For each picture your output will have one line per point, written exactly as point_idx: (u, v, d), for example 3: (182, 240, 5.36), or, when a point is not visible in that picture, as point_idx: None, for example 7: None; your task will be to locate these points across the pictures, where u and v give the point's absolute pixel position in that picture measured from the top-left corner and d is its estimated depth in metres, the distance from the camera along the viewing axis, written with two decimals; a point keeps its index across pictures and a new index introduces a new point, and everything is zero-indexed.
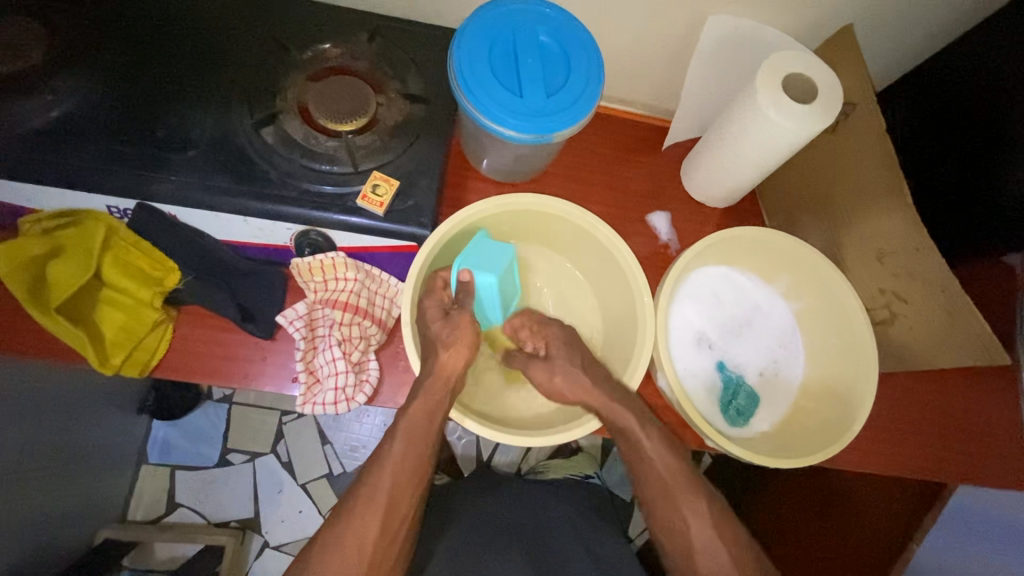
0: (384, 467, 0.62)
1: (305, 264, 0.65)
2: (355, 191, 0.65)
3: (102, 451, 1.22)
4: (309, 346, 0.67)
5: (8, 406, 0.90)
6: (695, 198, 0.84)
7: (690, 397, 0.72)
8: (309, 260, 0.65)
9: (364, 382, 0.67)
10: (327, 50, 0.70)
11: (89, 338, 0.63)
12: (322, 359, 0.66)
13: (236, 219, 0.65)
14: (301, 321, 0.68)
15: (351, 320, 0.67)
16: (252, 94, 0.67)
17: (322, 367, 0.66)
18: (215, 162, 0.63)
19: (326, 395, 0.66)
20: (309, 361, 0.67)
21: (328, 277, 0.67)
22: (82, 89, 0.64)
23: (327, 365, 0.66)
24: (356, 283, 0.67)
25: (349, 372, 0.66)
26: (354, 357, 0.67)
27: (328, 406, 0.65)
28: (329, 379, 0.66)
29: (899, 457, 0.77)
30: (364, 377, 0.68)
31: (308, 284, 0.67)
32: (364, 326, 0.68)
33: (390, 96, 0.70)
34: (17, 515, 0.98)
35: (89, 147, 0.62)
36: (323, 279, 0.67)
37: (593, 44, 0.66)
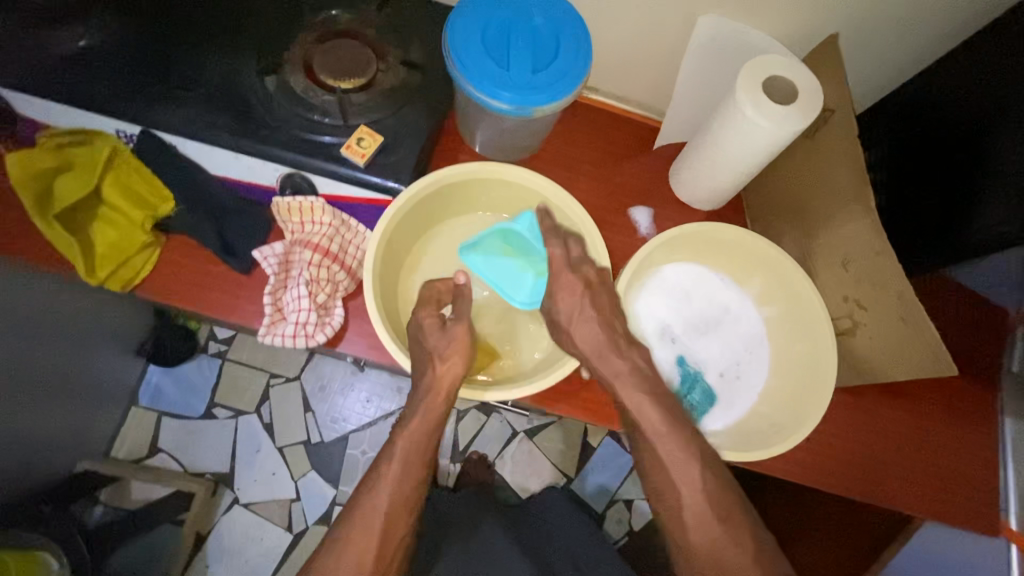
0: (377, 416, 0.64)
1: (285, 204, 0.69)
2: (341, 141, 0.68)
3: (95, 385, 1.28)
4: (279, 283, 0.70)
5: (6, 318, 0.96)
6: (679, 197, 0.85)
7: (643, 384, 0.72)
8: (288, 199, 0.69)
9: (326, 323, 0.70)
10: (336, 16, 0.75)
11: (81, 248, 0.68)
12: (290, 295, 0.69)
13: (230, 156, 0.69)
14: (276, 259, 0.70)
15: (324, 262, 0.70)
16: (261, 46, 0.72)
17: (288, 303, 0.69)
18: (218, 102, 0.68)
19: (288, 328, 0.69)
20: (276, 296, 0.70)
21: (305, 219, 0.70)
22: (110, 24, 0.70)
23: (293, 302, 0.69)
24: (331, 229, 0.71)
25: (312, 311, 0.68)
26: (319, 298, 0.69)
27: (288, 340, 0.68)
28: (293, 315, 0.69)
29: (849, 478, 0.77)
30: (327, 319, 0.70)
31: (287, 224, 0.71)
32: (334, 271, 0.71)
33: (389, 64, 0.74)
34: (2, 426, 1.04)
35: (109, 76, 0.68)
36: (300, 221, 0.70)
37: (583, 30, 0.69)
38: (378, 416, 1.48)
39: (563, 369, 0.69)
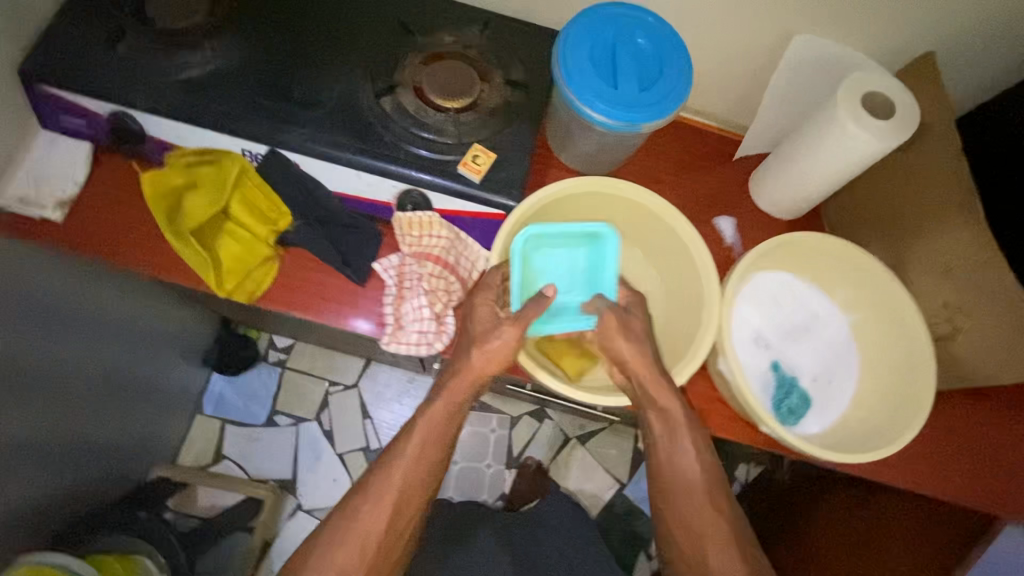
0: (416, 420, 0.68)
1: (406, 218, 0.74)
2: (457, 159, 0.72)
3: (165, 393, 1.31)
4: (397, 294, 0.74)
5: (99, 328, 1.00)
6: (761, 207, 0.88)
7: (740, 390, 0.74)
8: (409, 214, 0.74)
9: (444, 331, 0.73)
10: (442, 37, 0.78)
11: (210, 261, 0.71)
12: (408, 306, 0.73)
13: (350, 174, 0.73)
14: (394, 271, 0.75)
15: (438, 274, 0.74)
16: (374, 67, 0.75)
17: (406, 313, 0.73)
18: (339, 122, 0.72)
19: (411, 336, 0.73)
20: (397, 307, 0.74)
21: (421, 232, 0.74)
22: (233, 47, 0.73)
23: (411, 313, 0.73)
24: (447, 242, 0.75)
25: (427, 323, 0.72)
26: (438, 308, 0.73)
27: (412, 348, 0.72)
28: (413, 324, 0.73)
29: (936, 478, 0.80)
30: (445, 327, 0.73)
31: (404, 238, 0.74)
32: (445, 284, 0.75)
33: (492, 83, 0.77)
34: (88, 434, 1.07)
35: (235, 97, 0.71)
36: (418, 235, 0.74)
37: (685, 50, 0.72)
38: None
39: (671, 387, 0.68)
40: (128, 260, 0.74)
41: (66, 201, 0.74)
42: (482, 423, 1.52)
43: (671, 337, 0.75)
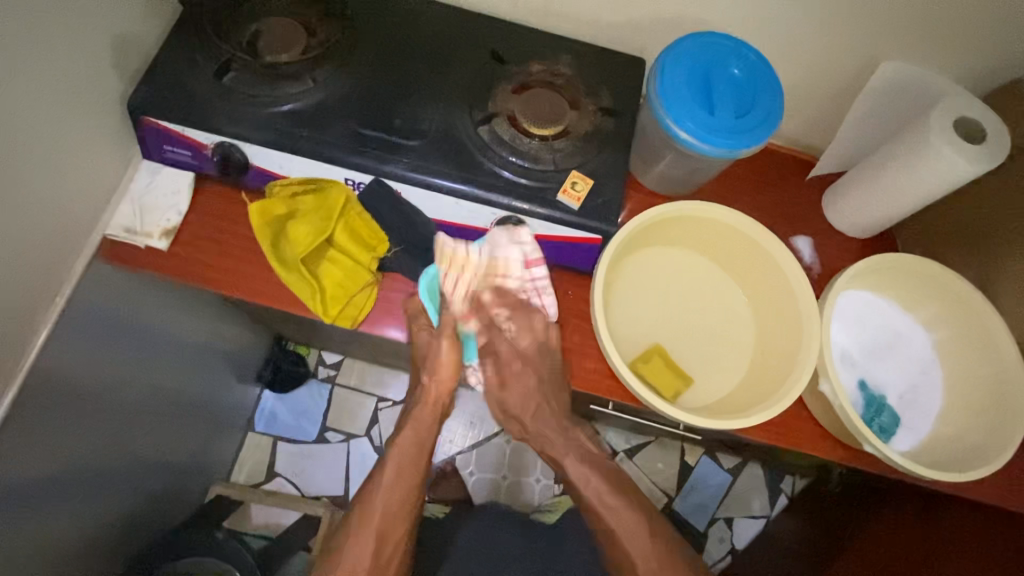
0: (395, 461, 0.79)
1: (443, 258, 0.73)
2: (557, 187, 0.74)
3: (222, 411, 1.32)
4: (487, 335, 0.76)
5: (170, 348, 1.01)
6: (837, 227, 0.89)
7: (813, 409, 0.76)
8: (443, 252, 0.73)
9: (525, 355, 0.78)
10: (532, 66, 0.80)
11: (315, 289, 0.73)
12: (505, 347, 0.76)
13: (451, 202, 0.74)
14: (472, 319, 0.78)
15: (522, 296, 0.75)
16: (471, 97, 0.77)
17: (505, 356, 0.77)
18: (440, 150, 0.74)
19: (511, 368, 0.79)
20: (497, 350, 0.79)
21: (465, 268, 0.74)
22: (335, 79, 0.76)
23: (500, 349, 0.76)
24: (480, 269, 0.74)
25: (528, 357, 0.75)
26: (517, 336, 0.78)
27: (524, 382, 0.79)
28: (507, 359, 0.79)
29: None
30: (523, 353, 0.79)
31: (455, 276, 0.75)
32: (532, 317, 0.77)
33: (583, 110, 0.78)
34: (155, 453, 1.07)
35: (339, 127, 0.73)
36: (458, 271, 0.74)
37: (777, 78, 0.74)
38: (483, 437, 1.51)
39: (778, 407, 0.69)
40: (229, 286, 0.75)
41: (169, 230, 0.76)
42: None
43: (767, 357, 0.77)
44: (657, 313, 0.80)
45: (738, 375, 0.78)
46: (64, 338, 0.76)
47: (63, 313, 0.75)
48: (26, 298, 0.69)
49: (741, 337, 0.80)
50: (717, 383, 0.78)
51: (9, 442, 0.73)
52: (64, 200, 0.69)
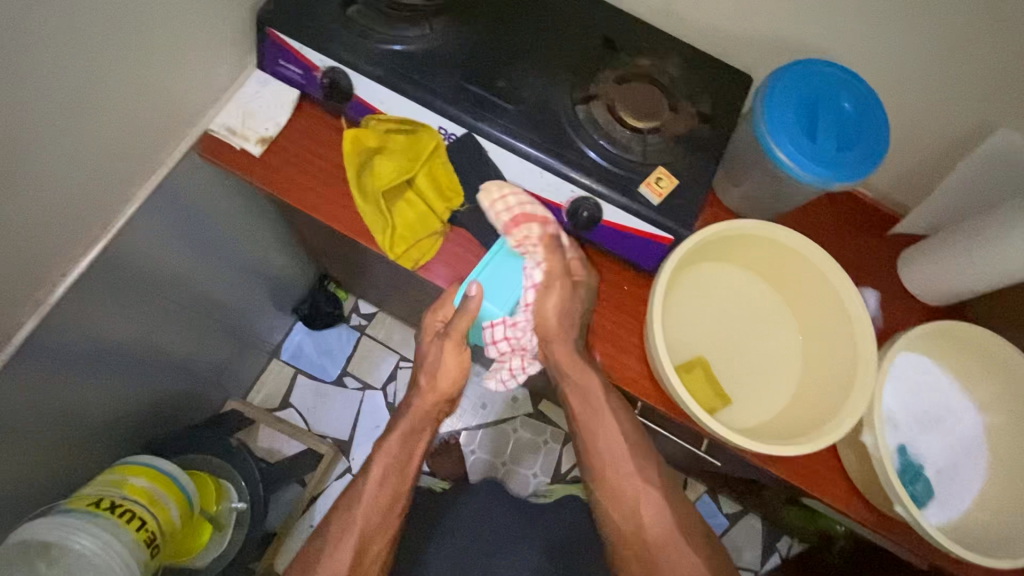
0: (385, 451, 0.76)
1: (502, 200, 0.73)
2: (640, 179, 0.74)
3: (255, 331, 1.37)
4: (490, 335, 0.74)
5: (228, 255, 1.05)
6: (908, 288, 0.86)
7: (855, 461, 0.73)
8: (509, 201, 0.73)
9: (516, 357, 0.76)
10: (639, 59, 0.81)
11: (387, 226, 0.77)
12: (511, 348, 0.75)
13: (534, 171, 0.75)
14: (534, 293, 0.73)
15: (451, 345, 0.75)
16: (574, 76, 0.78)
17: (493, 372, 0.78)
18: (534, 118, 0.75)
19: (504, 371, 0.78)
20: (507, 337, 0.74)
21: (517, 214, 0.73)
22: (450, 31, 0.78)
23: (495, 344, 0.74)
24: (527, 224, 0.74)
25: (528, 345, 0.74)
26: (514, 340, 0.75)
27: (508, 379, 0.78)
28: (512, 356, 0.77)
29: None
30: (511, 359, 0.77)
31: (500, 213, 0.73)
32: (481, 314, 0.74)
33: (681, 112, 0.79)
34: (190, 352, 1.12)
35: (444, 76, 0.75)
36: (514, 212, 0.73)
37: (885, 121, 0.73)
38: (492, 421, 1.52)
39: (814, 445, 0.67)
40: (307, 204, 0.79)
41: (266, 139, 0.80)
42: (537, 430, 1.53)
43: (811, 399, 0.75)
44: (707, 328, 0.79)
45: (774, 405, 0.77)
46: (147, 216, 0.80)
47: (149, 192, 0.78)
48: (125, 169, 0.73)
49: (787, 371, 0.79)
50: (753, 410, 0.77)
51: (82, 299, 0.77)
52: (180, 87, 0.73)
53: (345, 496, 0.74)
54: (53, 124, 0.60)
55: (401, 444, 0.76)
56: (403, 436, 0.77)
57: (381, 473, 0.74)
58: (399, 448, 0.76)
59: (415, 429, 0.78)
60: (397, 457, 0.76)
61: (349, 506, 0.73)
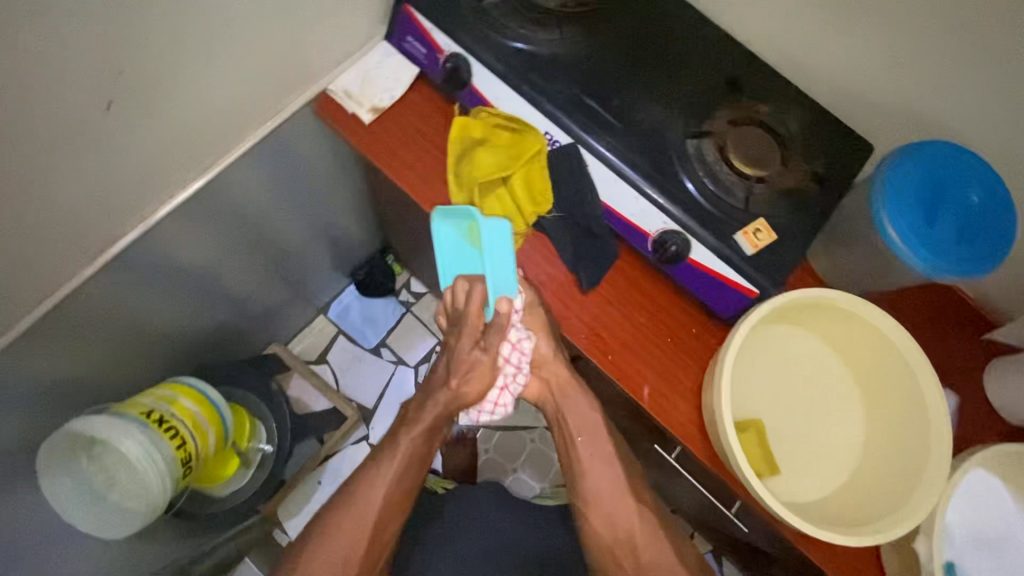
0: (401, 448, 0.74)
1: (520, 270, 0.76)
2: (738, 226, 0.72)
3: (311, 285, 1.41)
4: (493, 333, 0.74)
5: (307, 208, 1.09)
6: (991, 401, 0.81)
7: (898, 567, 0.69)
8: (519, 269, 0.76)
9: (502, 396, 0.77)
10: (760, 105, 0.79)
11: (473, 219, 0.78)
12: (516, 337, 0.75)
13: (630, 194, 0.74)
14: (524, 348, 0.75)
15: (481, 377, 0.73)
16: (691, 109, 0.77)
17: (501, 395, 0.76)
18: (642, 144, 0.75)
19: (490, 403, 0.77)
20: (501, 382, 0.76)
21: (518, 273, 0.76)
22: (578, 41, 0.78)
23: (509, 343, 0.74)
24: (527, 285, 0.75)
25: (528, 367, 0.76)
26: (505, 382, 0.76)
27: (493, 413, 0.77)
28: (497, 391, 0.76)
29: None
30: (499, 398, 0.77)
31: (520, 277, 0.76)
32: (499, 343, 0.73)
33: (792, 167, 0.76)
34: (250, 292, 1.17)
35: (562, 85, 0.76)
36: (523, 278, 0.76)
37: (1013, 223, 0.68)
38: (512, 425, 1.51)
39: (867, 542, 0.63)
40: (404, 180, 0.81)
41: (378, 110, 0.82)
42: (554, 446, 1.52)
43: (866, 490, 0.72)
44: (766, 391, 0.76)
45: (824, 486, 0.74)
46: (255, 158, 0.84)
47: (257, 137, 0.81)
48: (248, 110, 0.76)
49: (845, 454, 0.75)
50: (801, 486, 0.73)
51: (176, 223, 0.81)
52: (315, 43, 0.76)
53: (365, 473, 0.73)
54: (197, 57, 0.64)
55: (417, 444, 0.75)
56: (419, 437, 0.75)
57: (398, 467, 0.73)
58: (417, 447, 0.75)
59: (431, 431, 0.75)
60: (412, 458, 0.74)
61: (362, 494, 0.72)
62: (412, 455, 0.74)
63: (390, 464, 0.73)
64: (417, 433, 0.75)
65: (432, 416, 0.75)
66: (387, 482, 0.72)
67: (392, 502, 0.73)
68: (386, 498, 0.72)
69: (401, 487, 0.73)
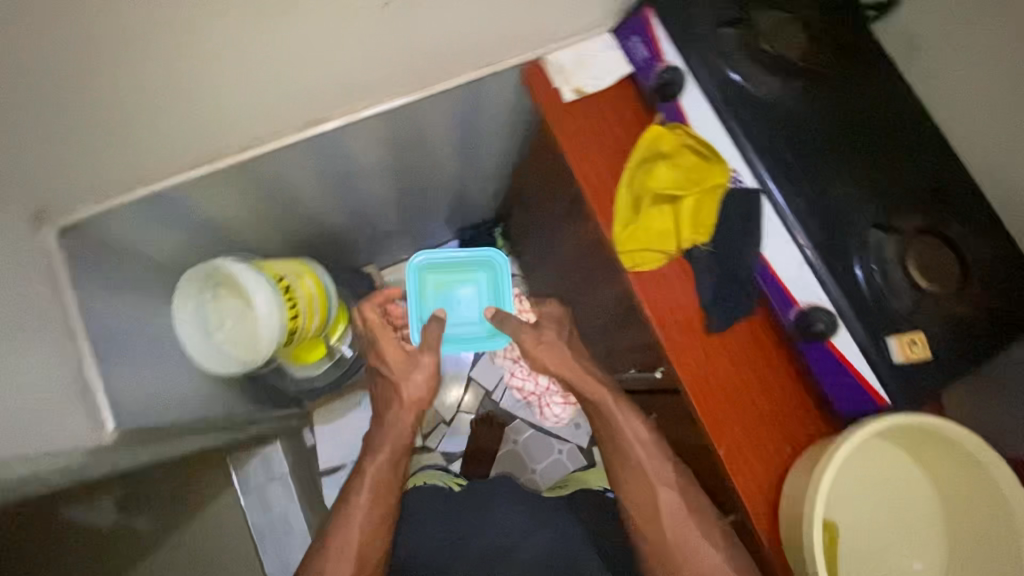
0: (374, 468, 0.88)
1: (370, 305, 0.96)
2: (893, 329, 0.70)
3: (423, 228, 1.48)
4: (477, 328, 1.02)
5: (461, 159, 1.15)
6: None
7: None
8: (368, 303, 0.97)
9: None
10: (965, 218, 0.74)
11: (630, 223, 0.79)
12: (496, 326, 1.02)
13: (795, 260, 0.73)
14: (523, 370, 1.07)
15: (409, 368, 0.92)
16: (888, 199, 0.74)
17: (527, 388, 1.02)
18: (825, 215, 0.74)
19: None
20: None
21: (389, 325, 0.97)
22: (798, 95, 0.78)
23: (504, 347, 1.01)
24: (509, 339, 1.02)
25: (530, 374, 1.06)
26: None
27: None
28: None
29: None
30: None
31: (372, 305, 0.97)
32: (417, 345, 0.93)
33: (977, 292, 0.71)
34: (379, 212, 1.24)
35: (767, 132, 0.76)
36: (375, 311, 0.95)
37: None
38: (546, 429, 1.53)
39: None
40: (579, 163, 0.82)
41: (581, 93, 0.84)
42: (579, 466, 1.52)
43: None
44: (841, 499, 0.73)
45: None
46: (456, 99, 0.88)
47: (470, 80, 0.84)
48: (477, 55, 0.80)
49: None
50: None
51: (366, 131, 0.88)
52: (559, 16, 0.79)
53: (345, 499, 0.87)
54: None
55: (383, 456, 0.89)
56: (388, 456, 0.90)
57: (372, 482, 0.87)
58: (385, 459, 0.89)
59: (395, 440, 0.91)
60: (384, 470, 0.88)
61: (347, 515, 0.84)
62: (384, 466, 0.88)
63: (365, 483, 0.87)
64: (379, 444, 0.90)
65: (393, 437, 0.91)
66: (363, 500, 0.86)
67: (368, 516, 0.85)
68: (366, 507, 0.85)
69: (383, 494, 0.87)
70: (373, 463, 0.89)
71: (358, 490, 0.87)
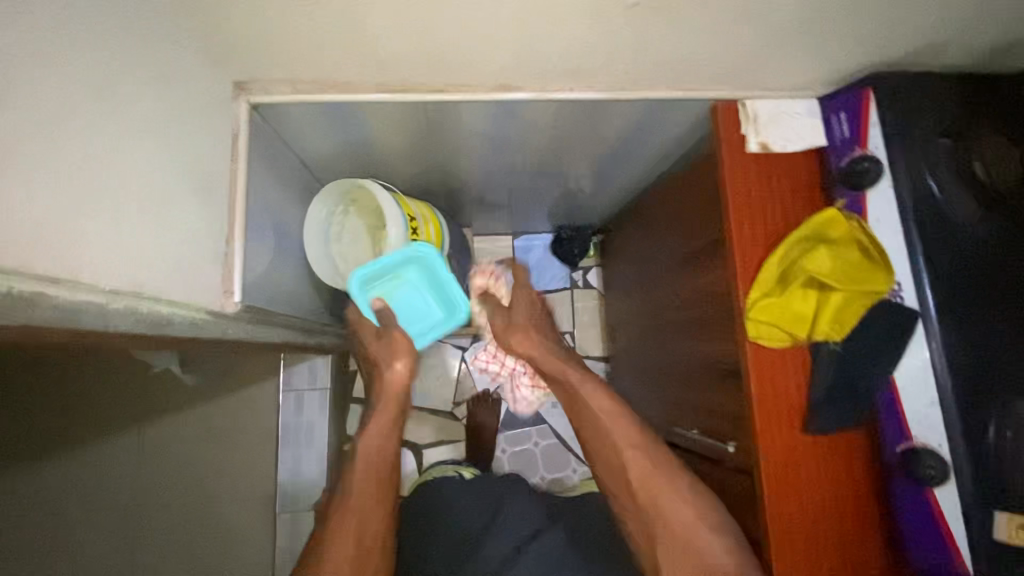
0: (364, 453, 0.84)
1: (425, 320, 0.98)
2: (1005, 505, 0.66)
3: (531, 212, 1.48)
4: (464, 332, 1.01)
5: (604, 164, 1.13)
6: None
7: None
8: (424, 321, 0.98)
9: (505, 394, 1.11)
10: None
11: (768, 292, 0.76)
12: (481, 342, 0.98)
13: (928, 396, 0.70)
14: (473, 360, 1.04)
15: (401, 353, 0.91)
16: None
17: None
18: (978, 363, 0.69)
19: None
20: None
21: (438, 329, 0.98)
22: (998, 228, 0.71)
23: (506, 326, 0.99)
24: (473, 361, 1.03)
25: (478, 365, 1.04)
26: None
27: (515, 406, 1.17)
28: None
29: None
30: None
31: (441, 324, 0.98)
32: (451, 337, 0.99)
33: None
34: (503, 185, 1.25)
35: (949, 256, 0.71)
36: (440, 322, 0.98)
37: None
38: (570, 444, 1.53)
39: None
40: (738, 216, 0.80)
41: (766, 148, 0.82)
42: None
43: None
44: None
45: None
46: (636, 113, 0.87)
47: (662, 99, 0.82)
48: (678, 81, 0.78)
49: None
50: None
51: (543, 115, 0.88)
52: (772, 69, 0.77)
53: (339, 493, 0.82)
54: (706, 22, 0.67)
55: (366, 437, 0.85)
56: (371, 436, 0.85)
57: (359, 468, 0.82)
58: (370, 439, 0.85)
59: (376, 421, 0.87)
60: (373, 451, 0.84)
61: (344, 503, 0.80)
62: (371, 445, 0.84)
63: (359, 470, 0.82)
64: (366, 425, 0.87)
65: (376, 420, 0.87)
66: (356, 486, 0.81)
67: (367, 501, 0.80)
68: (362, 487, 0.81)
69: (373, 481, 0.81)
70: (362, 443, 0.85)
71: (353, 474, 0.83)
